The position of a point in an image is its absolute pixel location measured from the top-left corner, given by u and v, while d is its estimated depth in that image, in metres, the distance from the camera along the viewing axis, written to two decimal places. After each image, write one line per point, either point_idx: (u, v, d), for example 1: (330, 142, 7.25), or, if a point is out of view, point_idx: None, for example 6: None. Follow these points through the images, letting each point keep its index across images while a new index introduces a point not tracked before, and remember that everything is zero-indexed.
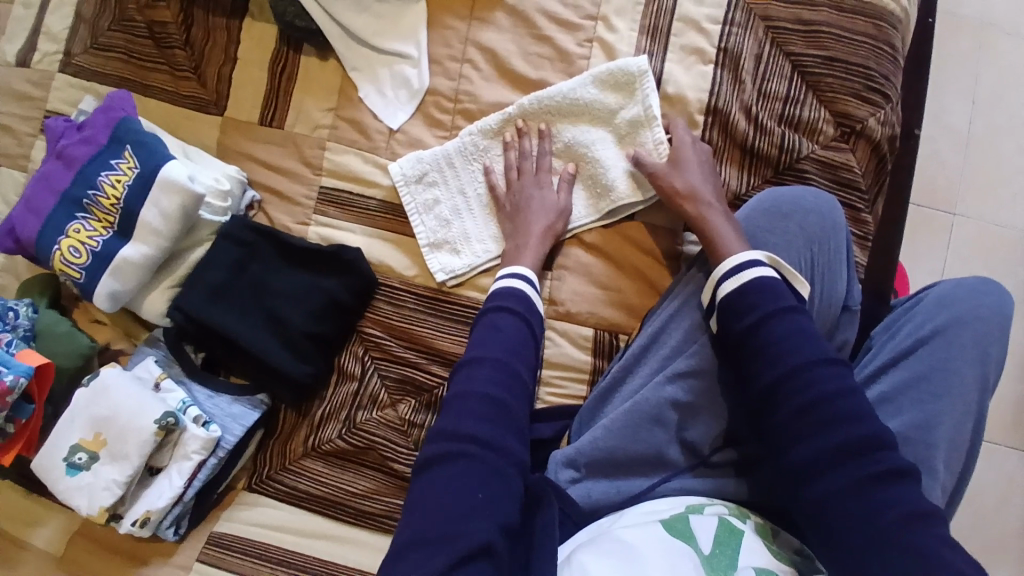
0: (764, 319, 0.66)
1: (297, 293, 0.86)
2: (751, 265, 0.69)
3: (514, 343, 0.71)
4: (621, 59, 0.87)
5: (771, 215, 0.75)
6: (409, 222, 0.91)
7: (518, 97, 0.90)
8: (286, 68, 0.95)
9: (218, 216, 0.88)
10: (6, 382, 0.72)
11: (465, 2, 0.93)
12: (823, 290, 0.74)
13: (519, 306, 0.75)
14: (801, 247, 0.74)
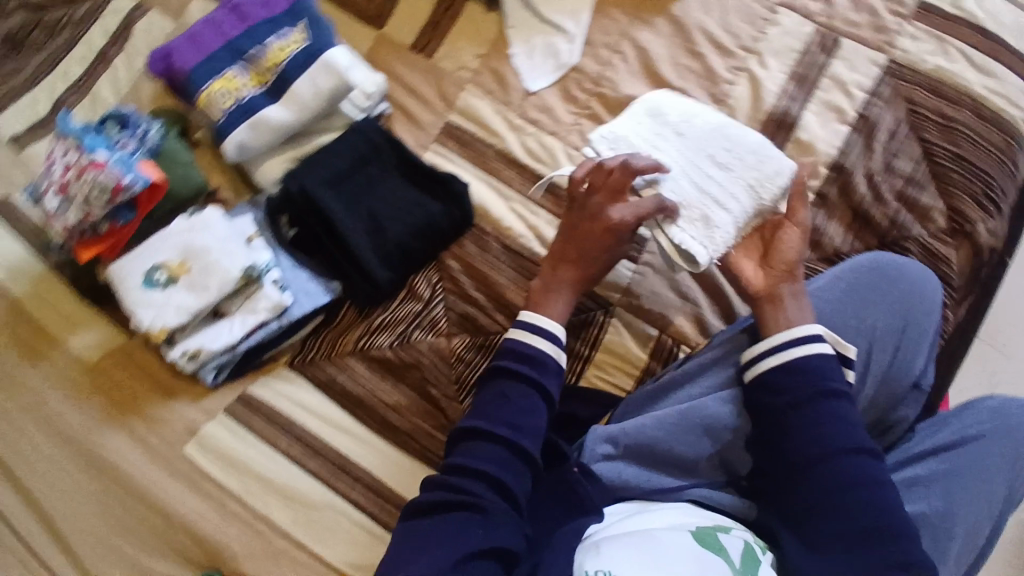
0: (805, 401, 0.69)
1: (400, 205, 0.90)
2: (805, 343, 0.71)
3: (522, 415, 0.74)
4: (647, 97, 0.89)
5: (876, 274, 0.76)
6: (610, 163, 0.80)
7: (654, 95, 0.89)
8: (452, 7, 1.01)
9: (354, 113, 0.92)
10: (124, 182, 0.76)
11: (634, 1, 0.98)
12: (902, 360, 0.75)
13: (538, 368, 0.77)
14: (896, 312, 0.75)
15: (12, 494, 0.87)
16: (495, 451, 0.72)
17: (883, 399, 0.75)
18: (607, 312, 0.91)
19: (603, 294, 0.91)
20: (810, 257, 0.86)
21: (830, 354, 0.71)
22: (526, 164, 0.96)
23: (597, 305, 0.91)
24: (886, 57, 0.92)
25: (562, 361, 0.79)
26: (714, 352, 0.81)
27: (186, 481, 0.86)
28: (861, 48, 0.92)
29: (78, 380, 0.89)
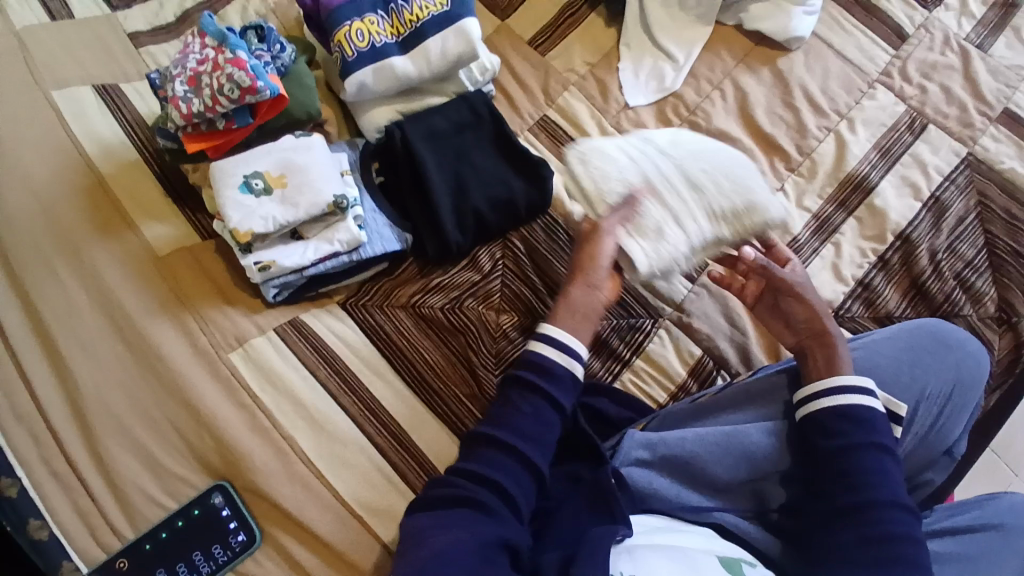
0: (854, 446, 0.71)
1: (488, 176, 0.95)
2: (861, 394, 0.74)
3: (535, 426, 0.75)
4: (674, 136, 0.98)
5: (936, 340, 0.80)
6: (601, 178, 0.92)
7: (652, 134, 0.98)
8: (574, 16, 1.08)
9: (468, 82, 0.97)
10: (256, 85, 0.81)
11: (743, 47, 1.04)
12: (942, 427, 0.78)
13: (548, 378, 0.78)
14: (946, 380, 0.78)
15: (43, 359, 0.86)
16: (506, 461, 0.72)
17: (918, 460, 0.78)
18: (655, 322, 0.93)
19: (656, 305, 0.94)
20: (863, 314, 0.90)
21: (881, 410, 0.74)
22: None
23: (647, 314, 0.94)
24: (968, 150, 0.98)
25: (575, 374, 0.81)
26: (760, 384, 0.84)
27: (222, 385, 0.85)
28: (945, 136, 0.98)
29: (141, 265, 0.91)
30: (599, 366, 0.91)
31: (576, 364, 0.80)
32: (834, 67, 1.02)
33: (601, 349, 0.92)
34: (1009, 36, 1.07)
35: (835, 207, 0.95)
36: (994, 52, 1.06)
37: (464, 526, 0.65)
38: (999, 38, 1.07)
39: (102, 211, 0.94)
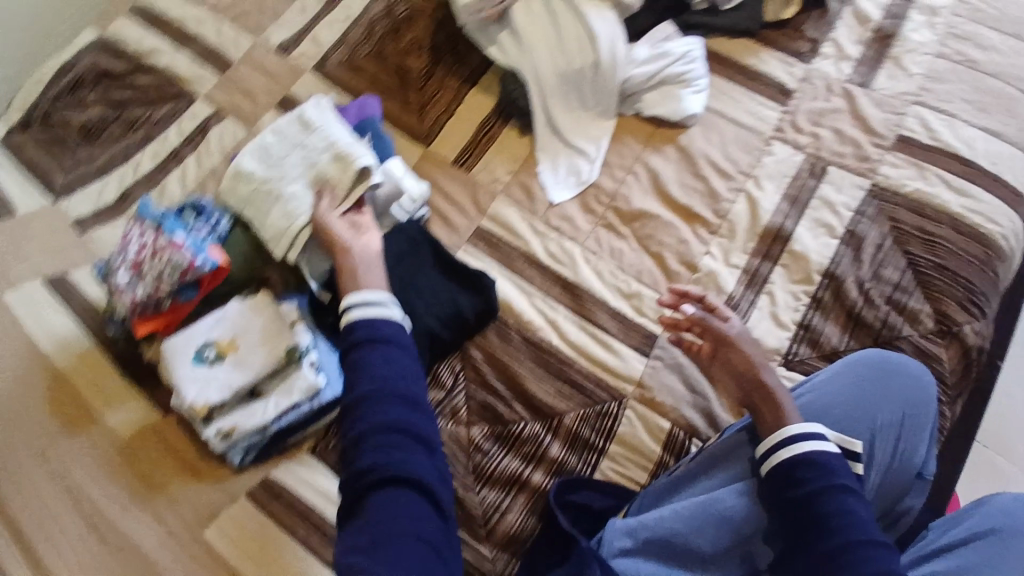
0: (821, 491, 0.72)
1: (435, 297, 0.98)
2: (810, 437, 0.76)
3: (391, 371, 0.74)
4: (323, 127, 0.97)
5: (877, 369, 0.82)
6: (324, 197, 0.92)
7: (313, 142, 0.96)
8: (489, 132, 1.15)
9: (401, 215, 1.03)
10: (195, 262, 0.86)
11: (645, 131, 1.12)
12: (905, 452, 0.80)
13: (376, 332, 0.77)
14: (896, 406, 0.81)
15: (23, 567, 0.85)
16: (388, 405, 0.71)
17: (891, 490, 0.80)
18: (620, 404, 0.95)
19: (617, 386, 0.96)
20: (811, 354, 0.94)
21: (832, 447, 0.76)
22: (548, 265, 1.05)
23: (611, 396, 0.96)
24: (869, 181, 1.02)
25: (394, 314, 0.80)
26: (730, 444, 0.84)
27: (200, 563, 0.84)
28: (847, 173, 1.04)
29: (108, 453, 0.92)
30: (577, 458, 0.93)
31: (389, 308, 0.80)
32: (730, 133, 1.10)
33: (575, 443, 0.93)
34: (891, 68, 1.12)
35: (761, 259, 1.01)
36: (878, 86, 1.10)
37: (404, 518, 0.64)
38: (880, 71, 1.11)
39: (62, 407, 0.95)
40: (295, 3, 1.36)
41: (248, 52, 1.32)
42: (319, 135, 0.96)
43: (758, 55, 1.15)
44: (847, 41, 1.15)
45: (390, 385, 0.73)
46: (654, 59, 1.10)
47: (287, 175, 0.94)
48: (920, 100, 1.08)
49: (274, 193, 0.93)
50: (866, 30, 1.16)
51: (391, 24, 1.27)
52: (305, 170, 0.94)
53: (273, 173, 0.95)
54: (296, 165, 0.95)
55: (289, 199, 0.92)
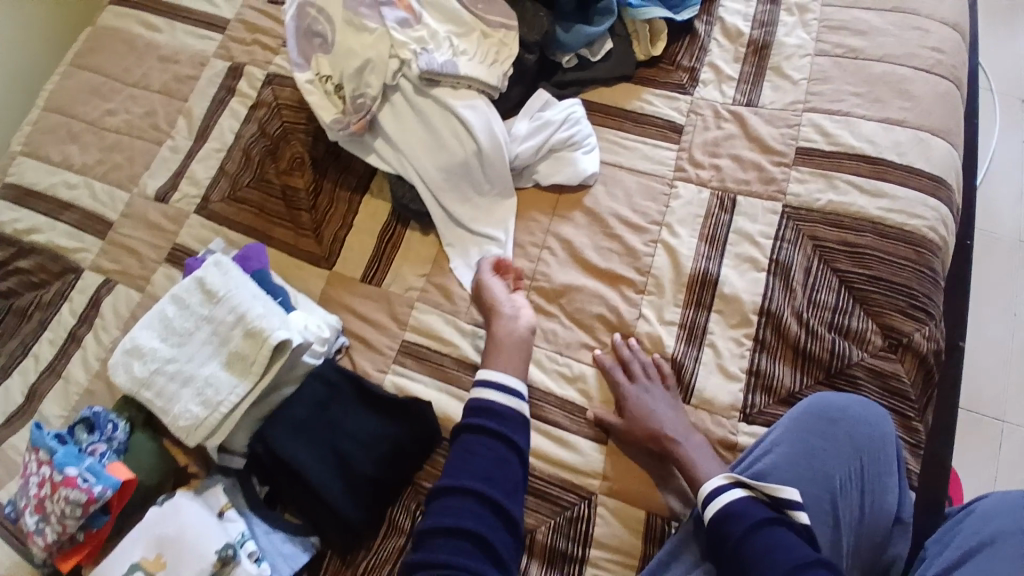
0: (751, 529, 0.78)
1: (367, 438, 0.90)
2: (718, 492, 0.81)
3: (489, 470, 0.84)
4: (225, 293, 0.86)
5: (820, 419, 0.84)
6: (248, 375, 0.83)
7: (220, 314, 0.86)
8: (392, 239, 1.10)
9: (315, 358, 0.94)
10: (93, 493, 0.78)
11: (549, 201, 1.08)
12: (873, 500, 0.82)
13: (497, 418, 0.88)
14: (848, 455, 0.83)
15: None
16: (458, 502, 0.81)
17: (870, 542, 0.81)
18: (590, 502, 0.89)
19: (583, 483, 0.90)
20: (768, 401, 0.90)
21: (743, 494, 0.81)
22: None
23: (579, 496, 0.90)
24: (782, 203, 1.00)
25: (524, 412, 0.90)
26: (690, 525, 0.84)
27: None
28: (757, 200, 1.01)
29: None
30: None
31: (518, 401, 0.90)
32: (631, 183, 1.07)
33: (554, 558, 0.87)
34: (772, 79, 1.09)
35: (694, 309, 0.97)
36: (763, 102, 1.07)
37: None
38: (763, 87, 1.08)
39: None
40: (164, 145, 1.30)
41: (127, 206, 1.26)
42: (223, 304, 0.86)
43: (642, 97, 1.13)
44: (723, 63, 1.12)
45: (474, 477, 0.83)
46: (540, 130, 1.07)
47: (197, 358, 0.85)
48: (810, 106, 1.05)
49: (186, 379, 0.84)
50: (739, 46, 1.13)
51: (267, 145, 1.24)
52: (216, 349, 0.85)
53: (181, 354, 0.86)
54: (205, 344, 0.85)
55: (204, 388, 0.83)
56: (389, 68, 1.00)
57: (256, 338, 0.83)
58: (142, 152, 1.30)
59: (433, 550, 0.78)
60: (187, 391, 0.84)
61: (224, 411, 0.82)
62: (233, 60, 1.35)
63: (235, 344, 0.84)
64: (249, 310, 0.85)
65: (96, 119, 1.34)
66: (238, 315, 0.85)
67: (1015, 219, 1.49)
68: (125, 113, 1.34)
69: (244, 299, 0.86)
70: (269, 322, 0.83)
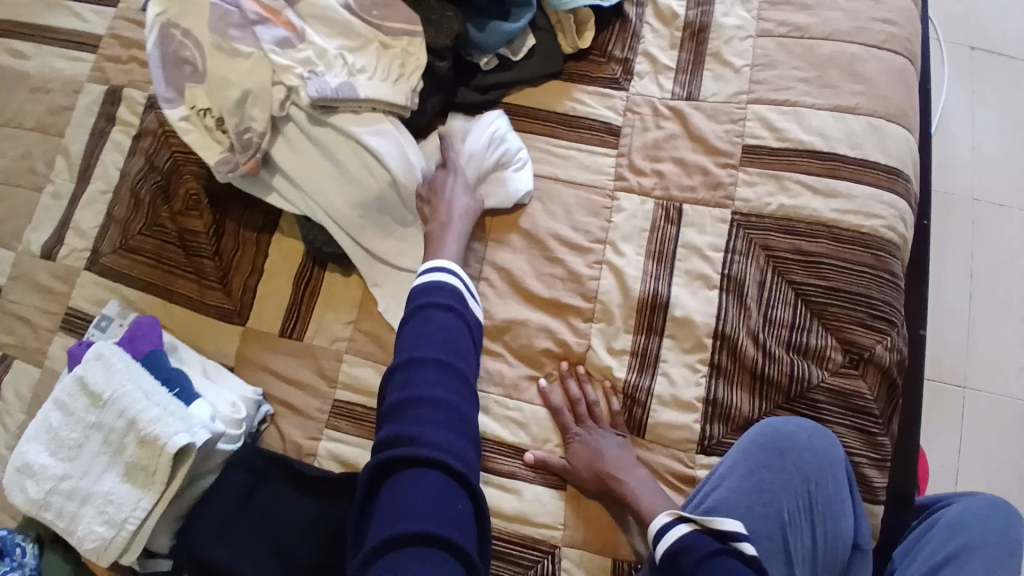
0: (702, 561, 0.75)
1: (305, 527, 0.82)
2: (670, 528, 0.78)
3: (441, 336, 0.71)
4: (112, 389, 0.75)
5: (770, 451, 0.83)
6: (151, 485, 0.72)
7: (110, 415, 0.75)
8: (309, 283, 1.00)
9: (231, 444, 0.85)
10: None
11: (483, 226, 0.98)
12: (827, 528, 0.84)
13: (444, 294, 0.76)
14: (797, 485, 0.85)
15: None
16: (419, 372, 0.67)
17: (831, 569, 0.84)
18: (554, 557, 0.84)
19: (544, 536, 0.85)
20: (726, 431, 0.85)
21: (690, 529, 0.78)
22: None
23: (542, 553, 0.84)
24: (731, 211, 0.92)
25: (467, 296, 0.79)
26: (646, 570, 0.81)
27: None
28: (704, 208, 0.93)
29: None
30: None
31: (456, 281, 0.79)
32: (569, 198, 0.98)
33: None
34: (713, 67, 0.98)
35: (646, 335, 0.90)
36: (705, 95, 0.98)
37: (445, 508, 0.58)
38: (703, 76, 0.98)
39: None
40: (46, 191, 1.16)
41: (15, 268, 1.13)
42: (113, 403, 0.75)
43: (573, 97, 1.02)
44: (659, 50, 1.02)
45: (427, 350, 0.69)
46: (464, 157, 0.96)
47: (92, 469, 0.74)
48: (755, 96, 0.95)
49: (84, 498, 0.73)
50: (674, 30, 1.02)
51: (157, 181, 1.11)
52: (113, 458, 0.74)
53: (74, 469, 0.74)
54: (99, 453, 0.74)
55: (104, 505, 0.73)
56: (274, 97, 0.87)
57: (152, 442, 0.72)
58: (24, 204, 1.16)
59: (399, 425, 0.63)
60: (86, 510, 0.73)
61: (130, 529, 0.72)
62: (109, 82, 1.18)
63: (130, 450, 0.73)
64: (142, 408, 0.74)
65: None
66: (129, 416, 0.74)
67: (969, 176, 1.46)
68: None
69: (134, 395, 0.75)
70: (165, 423, 0.72)
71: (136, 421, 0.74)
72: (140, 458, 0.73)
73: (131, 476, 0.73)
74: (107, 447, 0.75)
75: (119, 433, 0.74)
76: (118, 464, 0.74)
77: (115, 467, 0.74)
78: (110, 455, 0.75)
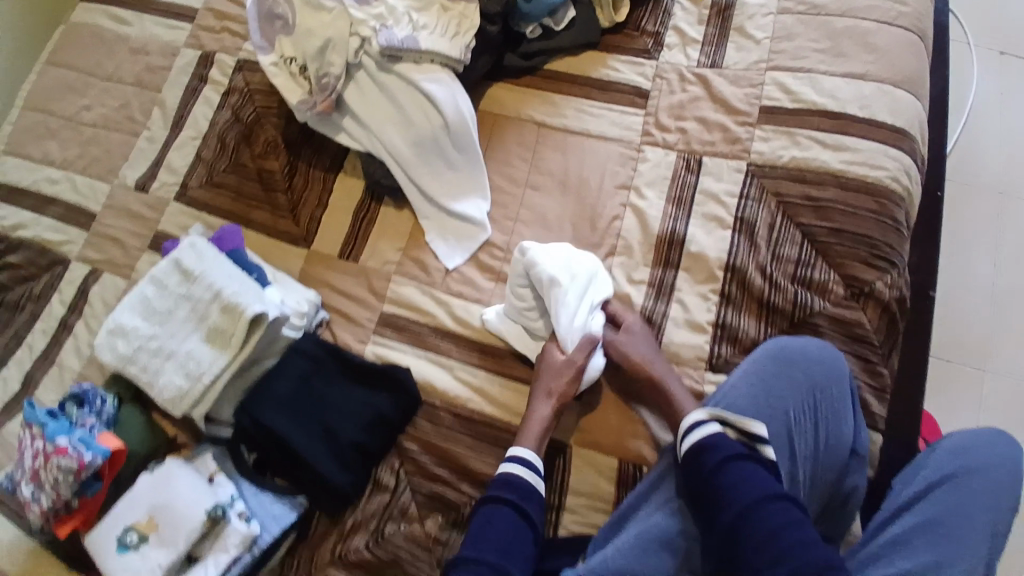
0: (722, 464, 0.78)
1: (350, 408, 0.94)
2: (694, 428, 0.81)
3: (500, 538, 0.83)
4: (202, 270, 0.90)
5: (776, 361, 0.86)
6: (229, 349, 0.87)
7: (197, 291, 0.89)
8: (367, 215, 1.13)
9: (294, 332, 0.99)
10: (84, 460, 0.81)
11: (522, 171, 1.11)
12: (830, 432, 0.85)
13: (518, 493, 0.86)
14: (804, 392, 0.85)
15: None
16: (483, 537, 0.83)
17: (826, 476, 0.84)
18: (565, 454, 0.93)
19: (557, 436, 0.94)
20: (733, 352, 0.93)
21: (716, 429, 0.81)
22: (459, 332, 1.03)
23: (553, 449, 0.94)
24: (746, 162, 1.01)
25: (539, 485, 0.88)
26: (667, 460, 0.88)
27: None
28: (722, 160, 1.03)
29: None
30: None
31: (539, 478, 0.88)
32: (601, 150, 1.09)
33: None
34: (736, 40, 1.10)
35: (663, 268, 0.99)
36: (727, 63, 1.09)
37: None
38: (726, 47, 1.10)
39: None
40: (141, 136, 1.34)
41: (108, 198, 1.29)
42: (202, 281, 0.89)
43: (607, 64, 1.15)
44: (687, 25, 1.14)
45: (486, 549, 0.82)
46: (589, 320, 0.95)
47: (177, 334, 0.89)
48: (773, 64, 1.06)
49: (167, 355, 0.88)
50: (702, 8, 1.14)
51: (241, 130, 1.27)
52: (196, 326, 0.89)
53: (161, 332, 0.89)
54: (184, 320, 0.89)
55: (185, 363, 0.87)
56: (350, 46, 1.03)
57: (234, 313, 0.87)
58: (119, 145, 1.33)
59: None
60: (169, 367, 0.87)
61: (205, 384, 0.86)
62: (203, 49, 1.38)
63: (214, 320, 0.88)
64: (226, 286, 0.89)
65: (74, 115, 1.37)
66: (215, 291, 0.88)
67: (992, 170, 1.50)
68: (99, 107, 1.37)
69: (221, 276, 0.89)
70: (247, 297, 0.87)
71: (220, 297, 0.88)
72: (221, 327, 0.87)
73: (212, 341, 0.88)
74: (193, 317, 0.89)
75: (205, 306, 0.89)
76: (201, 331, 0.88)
77: (198, 333, 0.89)
78: (193, 324, 0.89)
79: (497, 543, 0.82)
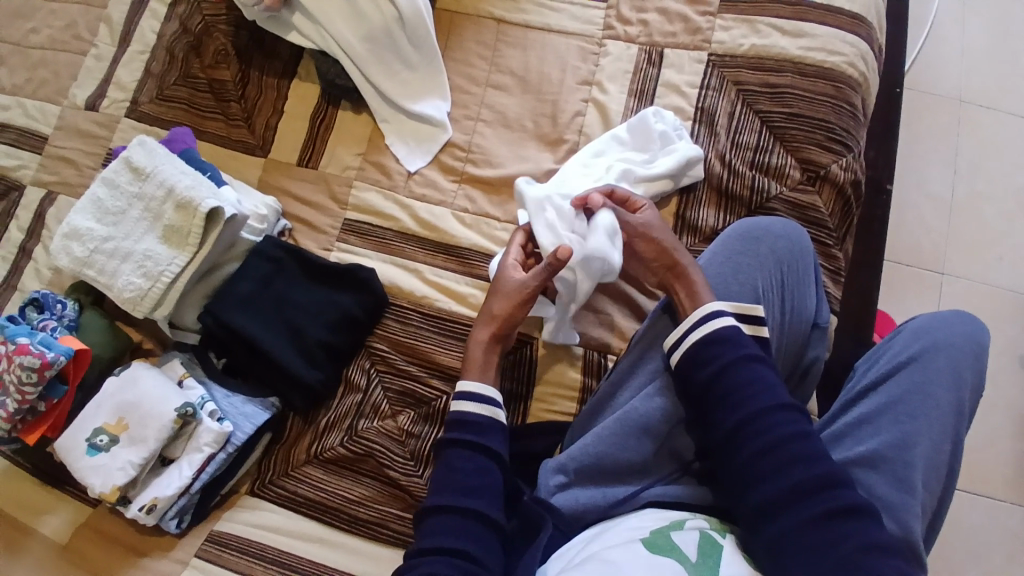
0: (727, 367, 0.74)
1: (314, 306, 0.96)
2: (708, 321, 0.77)
3: (470, 483, 0.76)
4: (151, 168, 0.93)
5: (744, 240, 0.85)
6: (186, 244, 0.90)
7: (150, 189, 0.92)
8: (324, 121, 1.10)
9: (254, 236, 0.99)
10: (47, 358, 0.83)
11: (482, 72, 1.08)
12: (793, 306, 0.84)
13: (475, 430, 0.80)
14: (772, 267, 0.83)
15: None
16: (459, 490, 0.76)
17: (793, 346, 0.84)
18: (532, 345, 0.95)
19: (525, 329, 0.95)
20: (694, 242, 0.94)
21: (729, 310, 0.78)
22: (424, 235, 1.01)
23: (522, 341, 0.95)
24: (707, 52, 1.01)
25: (500, 419, 0.81)
26: (645, 339, 0.86)
27: None
28: (683, 51, 1.02)
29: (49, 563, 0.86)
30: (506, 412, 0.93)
31: (499, 411, 0.82)
32: (561, 46, 1.06)
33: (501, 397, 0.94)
34: None
35: None
36: None
37: None
38: None
39: None
40: (88, 54, 1.21)
41: (59, 119, 1.18)
42: (153, 179, 0.92)
43: None
44: None
45: (448, 487, 0.76)
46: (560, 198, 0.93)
47: (133, 233, 0.92)
48: None
49: (125, 254, 0.91)
50: None
51: (190, 42, 1.17)
52: (151, 224, 0.92)
53: (117, 232, 0.92)
54: (139, 221, 0.92)
55: (143, 260, 0.90)
56: None
57: (188, 208, 0.90)
58: (65, 63, 1.21)
59: (429, 534, 0.73)
60: (127, 265, 0.90)
61: (164, 279, 0.90)
62: None
63: (169, 216, 0.91)
64: (178, 183, 0.91)
65: (21, 38, 1.24)
66: (167, 187, 0.91)
67: (959, 74, 1.44)
68: (47, 28, 1.24)
69: (170, 174, 0.92)
70: (200, 192, 0.90)
71: (171, 193, 0.91)
72: (176, 223, 0.91)
73: (167, 238, 0.91)
74: (146, 215, 0.92)
75: (159, 203, 0.92)
76: (156, 229, 0.92)
77: (154, 231, 0.92)
78: (148, 222, 0.92)
79: (457, 485, 0.76)
